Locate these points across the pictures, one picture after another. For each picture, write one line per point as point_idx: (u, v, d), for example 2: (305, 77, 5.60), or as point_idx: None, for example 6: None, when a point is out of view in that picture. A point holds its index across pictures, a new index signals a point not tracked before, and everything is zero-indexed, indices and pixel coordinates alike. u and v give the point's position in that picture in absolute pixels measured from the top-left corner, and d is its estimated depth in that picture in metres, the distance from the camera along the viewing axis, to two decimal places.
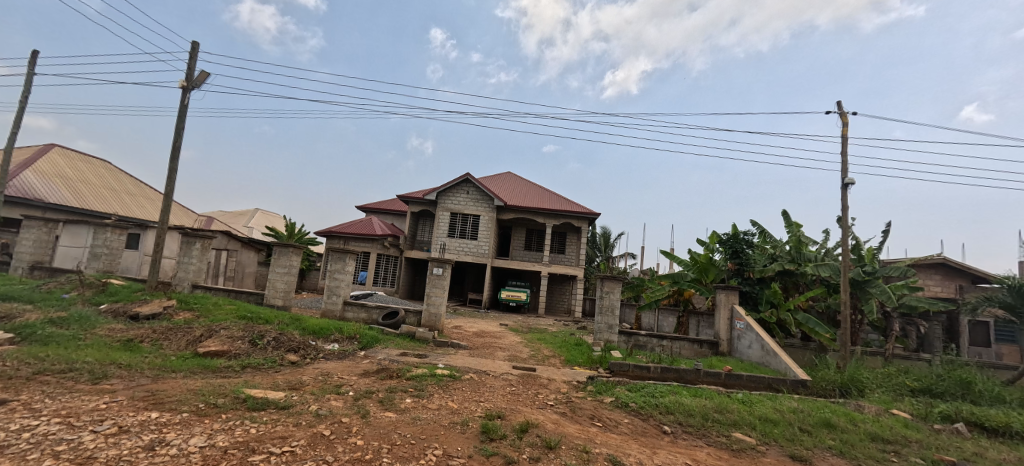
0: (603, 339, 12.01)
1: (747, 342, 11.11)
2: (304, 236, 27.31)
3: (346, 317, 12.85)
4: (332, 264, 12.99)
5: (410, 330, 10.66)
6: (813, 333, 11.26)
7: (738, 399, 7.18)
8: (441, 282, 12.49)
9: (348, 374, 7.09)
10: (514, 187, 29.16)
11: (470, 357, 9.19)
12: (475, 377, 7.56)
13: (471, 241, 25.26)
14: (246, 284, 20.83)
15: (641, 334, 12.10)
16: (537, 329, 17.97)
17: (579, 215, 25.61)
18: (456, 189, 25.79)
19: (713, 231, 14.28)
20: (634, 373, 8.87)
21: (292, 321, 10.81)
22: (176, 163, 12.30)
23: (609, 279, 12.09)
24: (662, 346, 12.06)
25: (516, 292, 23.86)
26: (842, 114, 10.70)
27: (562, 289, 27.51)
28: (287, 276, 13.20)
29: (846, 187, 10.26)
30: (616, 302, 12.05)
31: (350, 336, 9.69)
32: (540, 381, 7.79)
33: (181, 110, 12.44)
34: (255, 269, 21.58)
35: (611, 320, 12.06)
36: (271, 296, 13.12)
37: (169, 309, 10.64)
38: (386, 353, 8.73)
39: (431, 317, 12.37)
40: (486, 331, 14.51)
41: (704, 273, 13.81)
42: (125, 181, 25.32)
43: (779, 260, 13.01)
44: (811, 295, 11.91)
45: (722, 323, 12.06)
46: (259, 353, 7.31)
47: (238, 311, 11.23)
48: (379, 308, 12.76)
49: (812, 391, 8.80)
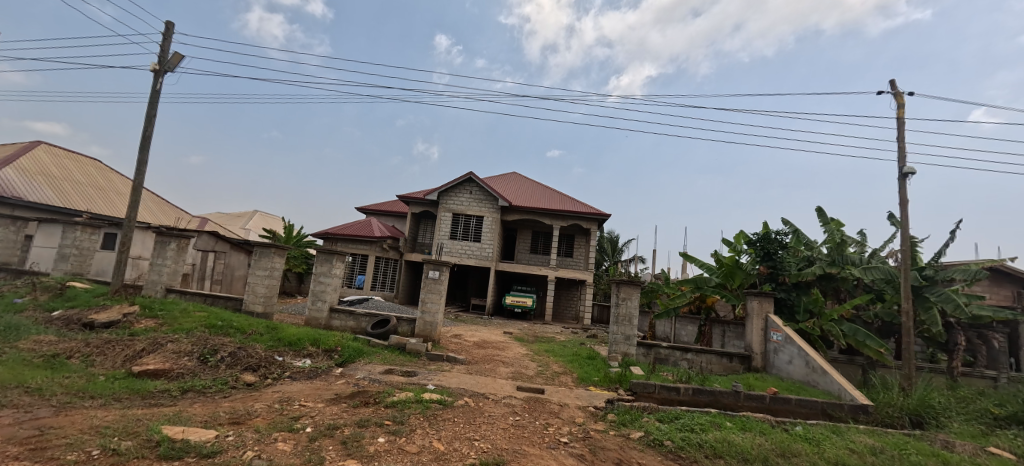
0: (620, 352, 10.60)
1: (786, 357, 9.68)
2: (301, 238, 26.17)
3: (332, 325, 11.55)
4: (318, 267, 11.72)
5: (400, 341, 9.32)
6: (862, 347, 9.81)
7: (798, 434, 5.75)
8: (437, 286, 11.19)
9: (313, 399, 5.75)
10: (520, 187, 27.86)
11: (467, 376, 7.83)
12: (470, 403, 6.21)
13: (474, 243, 23.94)
14: (234, 288, 19.18)
15: (663, 346, 10.72)
16: (543, 338, 16.57)
17: (588, 216, 24.22)
18: (458, 189, 24.54)
19: (740, 231, 12.84)
20: (661, 395, 7.41)
21: (267, 331, 9.52)
22: (147, 154, 11.15)
23: (626, 283, 10.73)
24: (686, 359, 10.70)
25: (521, 298, 22.50)
26: (897, 94, 9.29)
27: (570, 294, 26.08)
28: (268, 280, 11.94)
29: (904, 179, 8.83)
30: (635, 311, 10.66)
31: (329, 349, 8.40)
32: (550, 407, 6.42)
33: (153, 96, 11.31)
34: (243, 272, 19.52)
35: (629, 330, 10.64)
36: (251, 302, 11.86)
37: (129, 317, 9.42)
38: (367, 371, 7.40)
39: (426, 326, 11.06)
40: (488, 341, 13.14)
41: (730, 278, 12.37)
42: (114, 181, 24.27)
43: (817, 263, 11.57)
44: (858, 302, 10.45)
45: (755, 335, 10.65)
46: (208, 374, 6.03)
47: (208, 319, 9.95)
48: (368, 316, 11.45)
49: (875, 419, 7.36)
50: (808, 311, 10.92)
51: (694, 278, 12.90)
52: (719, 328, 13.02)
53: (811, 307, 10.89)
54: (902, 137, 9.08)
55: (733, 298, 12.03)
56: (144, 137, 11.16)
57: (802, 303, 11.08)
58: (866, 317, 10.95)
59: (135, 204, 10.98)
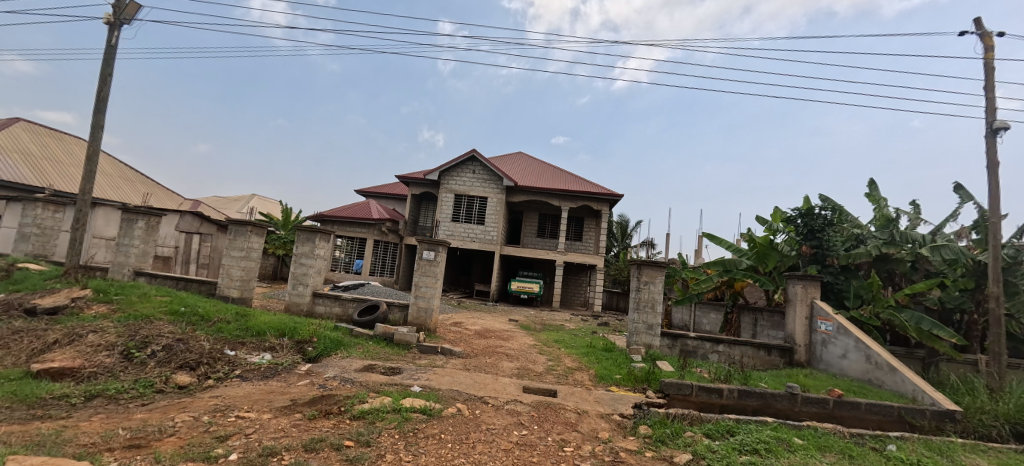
0: (641, 343, 9.24)
1: (838, 350, 8.28)
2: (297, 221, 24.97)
3: (316, 311, 10.31)
4: (299, 246, 10.40)
5: (387, 331, 7.98)
6: (929, 340, 8.39)
7: (894, 458, 4.38)
8: (433, 269, 9.84)
9: (259, 407, 4.44)
10: (526, 168, 26.32)
11: (463, 374, 6.48)
12: (464, 412, 4.88)
13: (477, 226, 22.56)
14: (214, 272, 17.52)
15: (690, 336, 9.35)
16: (552, 326, 15.29)
17: (599, 197, 22.69)
18: (460, 168, 23.08)
19: (776, 207, 11.32)
20: (699, 399, 6.07)
21: (235, 320, 8.26)
22: (103, 118, 9.84)
23: (648, 265, 9.36)
24: (717, 352, 9.32)
25: (528, 283, 21.17)
26: (984, 34, 7.66)
27: (579, 280, 24.70)
28: (244, 262, 10.65)
29: (994, 136, 7.28)
30: (658, 296, 9.29)
31: (301, 342, 7.14)
32: (565, 416, 5.08)
33: (108, 52, 9.94)
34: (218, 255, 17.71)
35: (652, 318, 9.26)
36: (225, 286, 10.60)
37: (77, 302, 8.20)
38: (340, 368, 6.07)
39: (420, 313, 9.74)
40: (491, 330, 11.89)
41: (764, 260, 10.89)
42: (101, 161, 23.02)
43: (869, 242, 10.05)
44: (923, 287, 8.95)
45: (798, 324, 9.25)
46: (129, 374, 4.74)
47: (170, 304, 8.72)
48: (356, 301, 10.16)
49: (967, 429, 5.94)
50: (860, 297, 9.46)
51: (723, 260, 11.43)
52: (749, 316, 11.63)
53: (862, 292, 9.47)
54: (990, 86, 7.49)
55: (768, 282, 10.60)
56: (98, 99, 9.84)
57: (853, 288, 9.61)
58: (928, 304, 9.47)
59: (90, 175, 9.69)
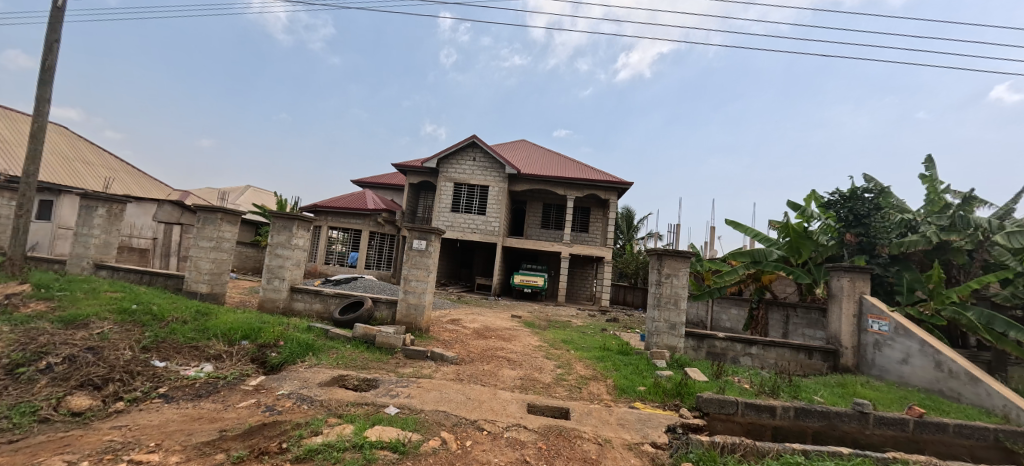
0: (663, 345, 8.05)
1: (896, 354, 7.10)
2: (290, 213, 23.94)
3: (294, 308, 9.14)
4: (274, 236, 9.20)
5: (368, 332, 6.79)
6: (998, 341, 7.20)
7: None
8: (425, 261, 8.65)
9: (170, 446, 3.27)
10: (529, 155, 25.03)
11: (453, 386, 5.32)
12: (450, 447, 3.69)
13: (478, 216, 21.33)
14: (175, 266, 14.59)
15: (719, 337, 8.16)
16: (558, 323, 14.14)
17: (607, 185, 21.37)
18: (460, 155, 21.82)
19: (812, 192, 10.05)
20: (745, 419, 4.91)
21: (192, 320, 7.12)
22: (49, 89, 8.67)
23: (670, 256, 8.15)
24: (749, 356, 8.12)
25: (531, 277, 19.99)
26: None
27: (585, 273, 23.52)
28: (214, 254, 9.51)
29: None
30: (682, 291, 8.09)
31: (263, 349, 5.98)
32: (585, 449, 3.89)
33: (55, 15, 8.76)
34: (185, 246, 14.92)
35: (674, 317, 8.06)
36: (193, 281, 9.45)
37: (9, 300, 7.05)
38: (301, 381, 4.90)
39: (410, 310, 8.57)
40: (492, 328, 10.74)
41: (798, 250, 9.67)
42: (83, 150, 21.88)
43: (923, 229, 8.79)
44: (991, 280, 7.71)
45: (843, 323, 8.06)
46: (7, 397, 3.61)
47: (121, 301, 7.59)
48: (338, 297, 9.00)
49: None
50: (914, 292, 8.25)
51: (751, 251, 10.24)
52: (778, 313, 10.47)
53: (917, 287, 8.25)
54: None
55: (803, 275, 9.36)
56: (43, 68, 8.66)
57: (905, 282, 8.40)
58: (994, 299, 8.24)
59: (35, 156, 8.56)
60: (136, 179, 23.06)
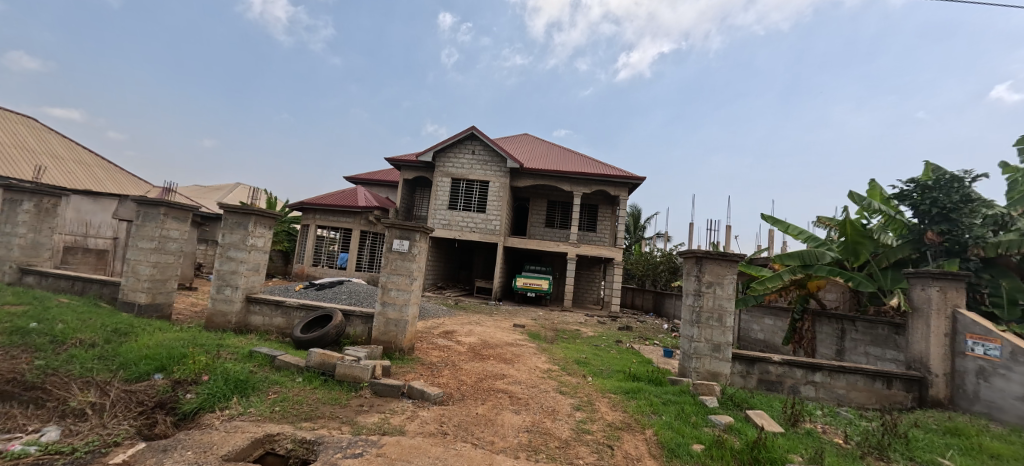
0: (706, 371, 6.41)
1: (1016, 388, 5.50)
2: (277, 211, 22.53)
3: (250, 323, 7.54)
4: (224, 236, 7.53)
5: (326, 361, 5.14)
6: None
7: None
8: (408, 265, 7.03)
9: None
10: (533, 149, 23.39)
11: (431, 450, 3.66)
12: None
13: (477, 214, 19.70)
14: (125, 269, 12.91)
15: (773, 361, 6.51)
16: (565, 334, 12.53)
17: (617, 180, 19.69)
18: (458, 148, 20.20)
19: (873, 181, 8.52)
20: None
21: (103, 344, 5.52)
22: None
23: (713, 260, 6.50)
24: (812, 385, 6.50)
25: (535, 280, 18.35)
26: None
27: (592, 276, 21.87)
28: (156, 256, 7.90)
29: None
30: (728, 304, 6.48)
31: (178, 395, 4.39)
32: None
33: None
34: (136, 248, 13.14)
35: (719, 336, 6.43)
36: (130, 289, 7.84)
37: None
38: (198, 453, 3.25)
39: (389, 326, 6.94)
40: (489, 343, 9.15)
41: (856, 251, 8.42)
42: (53, 143, 20.33)
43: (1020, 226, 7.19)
44: None
45: (930, 345, 6.42)
46: None
47: (17, 318, 5.96)
48: (303, 310, 7.38)
49: None
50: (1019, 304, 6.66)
51: (801, 251, 8.81)
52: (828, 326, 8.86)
53: (1020, 298, 6.72)
54: None
55: (866, 282, 8.12)
56: None
57: (1005, 292, 6.83)
58: None
59: None
60: (111, 175, 21.51)
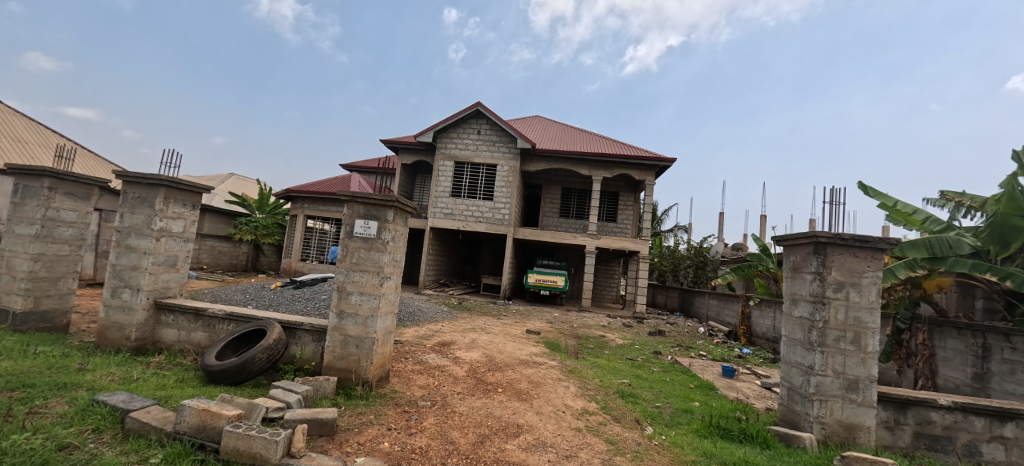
0: (837, 422, 4.08)
1: None
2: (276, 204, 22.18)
3: (162, 339, 5.39)
4: (123, 218, 5.34)
5: (210, 422, 2.93)
6: None
7: None
8: (376, 258, 4.78)
9: None
10: (545, 130, 20.99)
11: None
12: None
13: (483, 202, 17.42)
14: None
15: (937, 405, 4.16)
16: (590, 342, 10.25)
17: (642, 163, 17.23)
18: (461, 127, 17.91)
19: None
20: None
21: None
22: None
23: (843, 247, 4.15)
24: (1001, 443, 4.12)
25: (549, 276, 16.05)
26: None
27: (611, 271, 19.53)
28: (38, 247, 5.75)
29: None
30: (870, 317, 4.12)
31: None
32: None
33: None
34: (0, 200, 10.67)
35: (855, 368, 4.09)
36: (4, 292, 5.71)
37: None
38: None
39: (348, 347, 4.71)
40: (496, 360, 6.86)
41: (1005, 237, 6.08)
42: (15, 126, 18.34)
43: None
44: None
45: None
46: None
47: None
48: (232, 322, 5.21)
49: None
50: None
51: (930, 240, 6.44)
52: (954, 340, 6.55)
53: None
54: None
55: None
56: None
57: None
58: None
59: None
60: None
